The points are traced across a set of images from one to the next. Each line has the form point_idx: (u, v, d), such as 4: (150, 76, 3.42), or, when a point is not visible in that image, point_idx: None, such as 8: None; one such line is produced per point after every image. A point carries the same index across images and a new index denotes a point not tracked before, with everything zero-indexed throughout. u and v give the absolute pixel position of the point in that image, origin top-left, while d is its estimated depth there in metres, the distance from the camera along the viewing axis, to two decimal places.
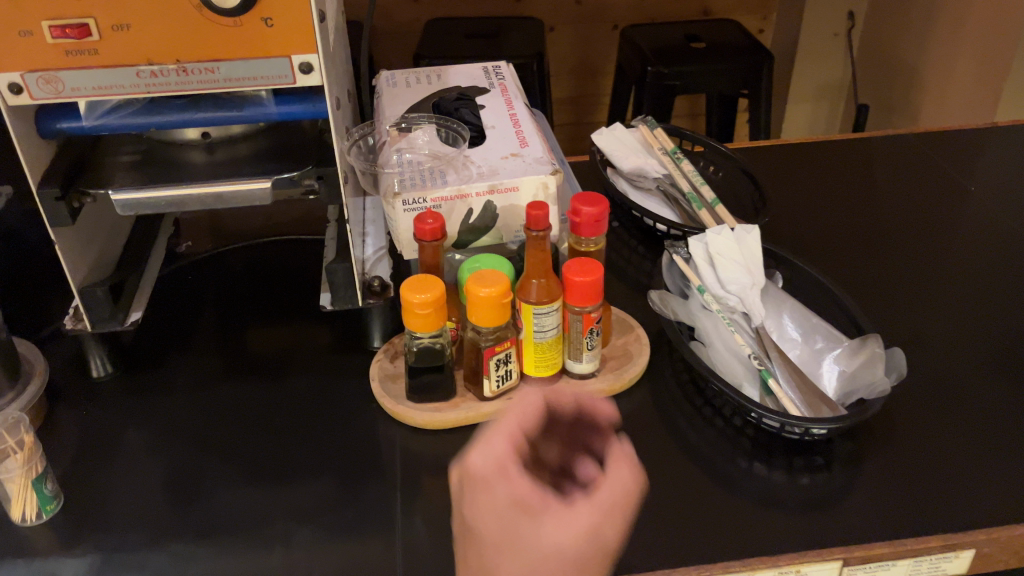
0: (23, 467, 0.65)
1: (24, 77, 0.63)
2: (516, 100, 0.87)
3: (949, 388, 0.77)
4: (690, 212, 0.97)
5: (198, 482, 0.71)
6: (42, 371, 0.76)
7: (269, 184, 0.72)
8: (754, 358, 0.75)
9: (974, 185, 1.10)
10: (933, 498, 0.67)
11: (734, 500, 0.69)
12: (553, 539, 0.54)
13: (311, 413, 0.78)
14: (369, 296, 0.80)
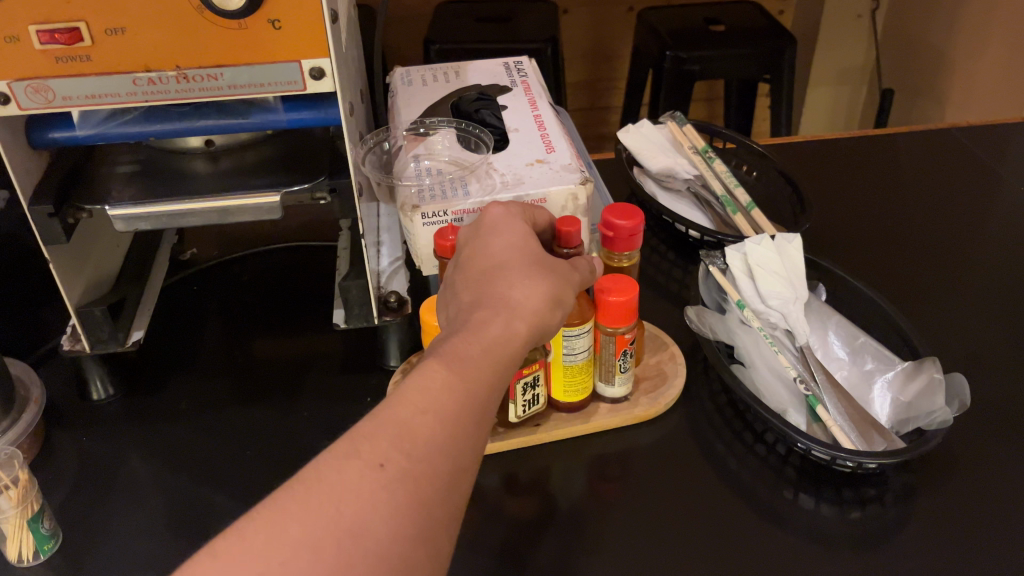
0: (18, 506, 0.60)
1: (11, 85, 0.58)
2: (540, 98, 0.82)
3: (1007, 413, 0.72)
4: (724, 216, 0.91)
5: (204, 518, 0.66)
6: (39, 397, 0.71)
7: (279, 198, 0.66)
8: (799, 382, 0.69)
9: (1020, 182, 1.04)
10: (995, 537, 0.62)
11: (779, 538, 0.64)
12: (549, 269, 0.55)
13: (324, 438, 0.73)
14: (386, 313, 0.75)
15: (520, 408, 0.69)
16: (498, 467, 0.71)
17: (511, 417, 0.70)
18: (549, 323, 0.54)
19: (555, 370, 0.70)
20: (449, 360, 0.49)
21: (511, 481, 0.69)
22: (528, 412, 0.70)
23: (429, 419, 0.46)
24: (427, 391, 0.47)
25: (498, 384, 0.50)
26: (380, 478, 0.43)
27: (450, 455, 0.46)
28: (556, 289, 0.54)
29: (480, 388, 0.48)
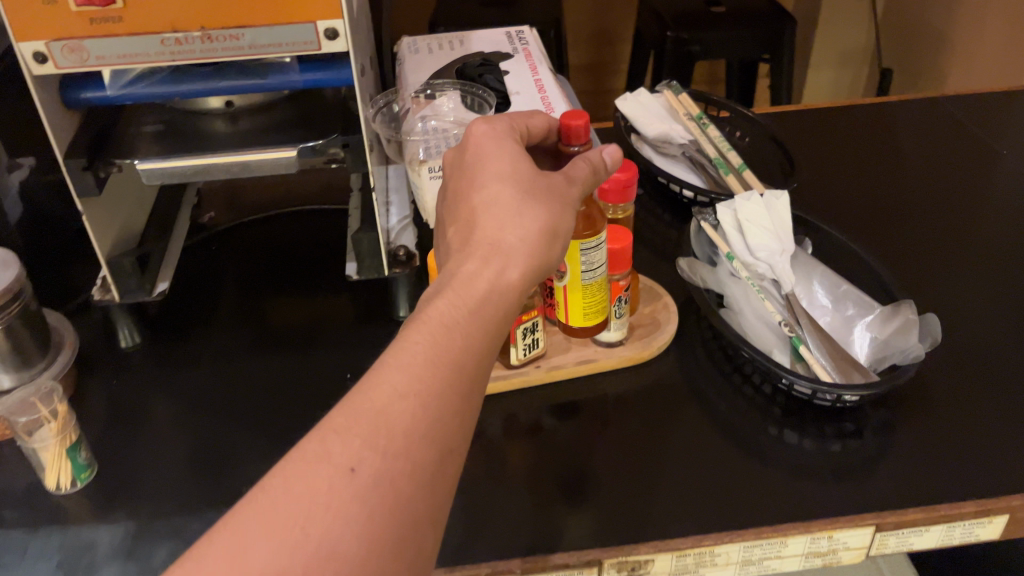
0: (58, 436, 0.65)
1: (49, 45, 0.63)
2: (540, 64, 0.86)
3: (983, 356, 0.76)
4: (717, 178, 0.95)
5: (227, 454, 0.71)
6: (72, 344, 0.76)
7: (295, 152, 0.71)
8: (784, 326, 0.74)
9: (1006, 147, 1.07)
10: (967, 465, 0.67)
11: (763, 468, 0.68)
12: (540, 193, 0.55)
13: (338, 383, 0.78)
14: (396, 266, 0.80)
15: (522, 351, 0.74)
16: (501, 409, 0.75)
17: (514, 360, 0.75)
18: (548, 255, 0.53)
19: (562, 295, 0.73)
20: (425, 341, 0.46)
21: (513, 422, 0.74)
22: (530, 354, 0.76)
23: (410, 404, 0.43)
24: (406, 375, 0.44)
25: (489, 349, 0.48)
26: (354, 483, 0.39)
27: (437, 442, 0.42)
28: (547, 214, 0.54)
29: (467, 366, 0.46)
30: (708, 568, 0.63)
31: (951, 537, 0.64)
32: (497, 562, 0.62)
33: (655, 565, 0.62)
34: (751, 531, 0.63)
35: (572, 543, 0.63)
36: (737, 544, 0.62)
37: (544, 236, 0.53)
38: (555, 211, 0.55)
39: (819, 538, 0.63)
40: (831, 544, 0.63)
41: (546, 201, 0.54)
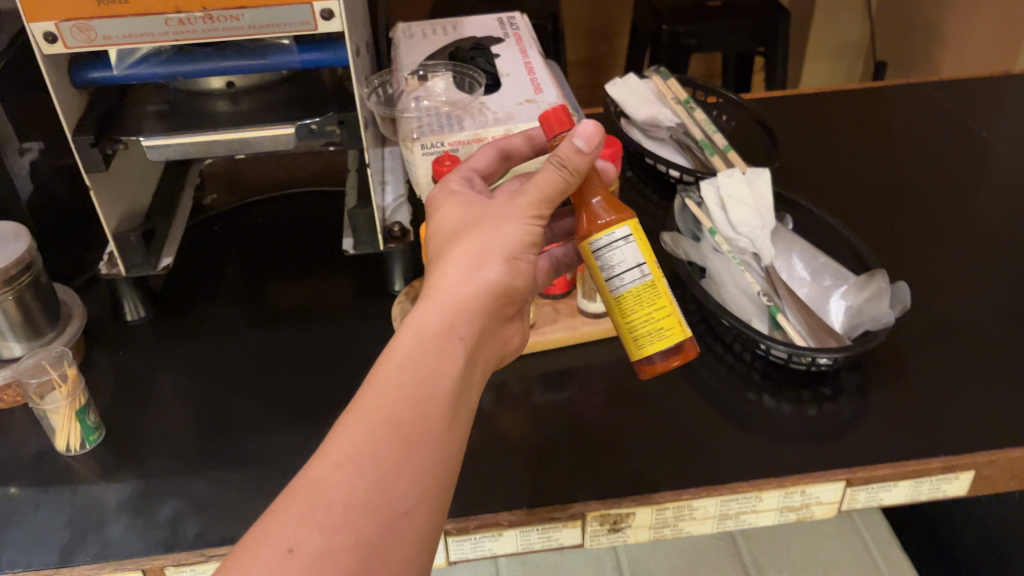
0: (69, 398, 0.68)
1: (58, 26, 0.66)
2: (530, 48, 0.89)
3: (954, 326, 0.79)
4: (703, 159, 0.98)
5: (229, 419, 0.75)
6: (82, 313, 0.80)
7: (294, 130, 0.75)
8: (763, 295, 0.77)
9: (986, 131, 1.10)
10: (936, 424, 0.70)
11: (742, 429, 0.72)
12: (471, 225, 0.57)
13: (336, 354, 0.81)
14: (391, 241, 0.83)
15: None
16: (491, 376, 0.78)
17: None
18: (485, 281, 0.54)
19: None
20: (369, 404, 0.47)
21: (502, 388, 0.77)
22: None
23: (346, 471, 0.45)
24: (344, 446, 0.46)
25: (435, 389, 0.49)
26: (293, 564, 0.42)
27: (383, 507, 0.45)
28: (474, 242, 0.55)
29: (407, 421, 0.47)
30: (687, 522, 0.67)
31: (919, 492, 0.68)
32: (485, 515, 0.65)
33: (636, 518, 0.65)
34: (728, 487, 0.66)
35: (557, 498, 0.66)
36: (714, 498, 0.65)
37: (494, 260, 0.55)
38: (484, 238, 0.55)
39: (793, 492, 0.66)
40: (804, 499, 0.66)
41: (499, 224, 0.56)
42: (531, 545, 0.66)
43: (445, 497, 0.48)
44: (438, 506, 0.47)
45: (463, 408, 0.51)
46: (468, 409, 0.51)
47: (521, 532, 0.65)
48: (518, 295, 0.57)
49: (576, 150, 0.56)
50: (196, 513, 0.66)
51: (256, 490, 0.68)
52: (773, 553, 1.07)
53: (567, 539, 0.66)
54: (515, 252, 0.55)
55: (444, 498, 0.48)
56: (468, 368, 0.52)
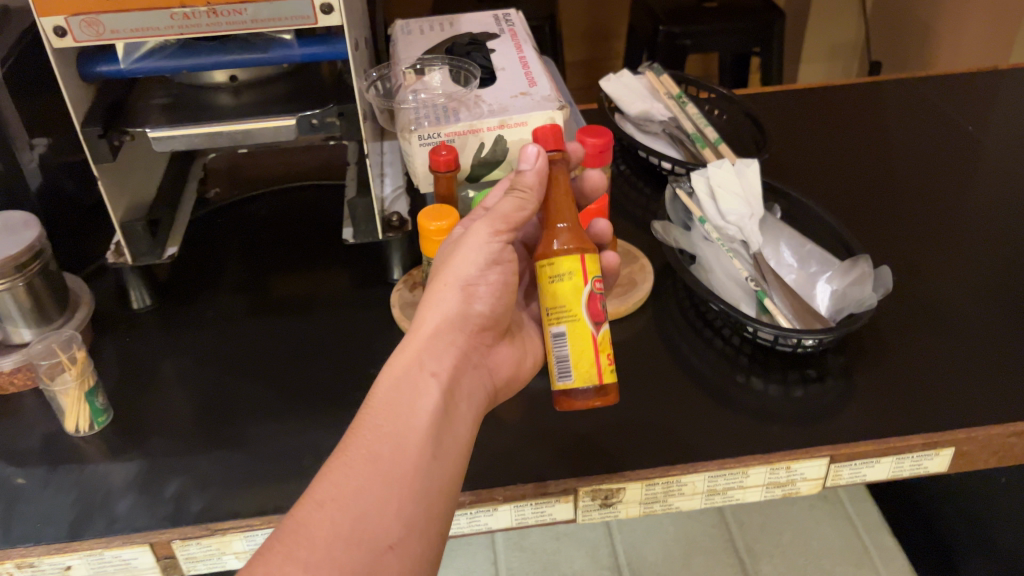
0: (77, 380, 0.71)
1: (68, 20, 0.68)
2: (525, 44, 0.92)
3: (937, 312, 0.82)
4: (695, 152, 1.01)
5: (232, 402, 0.77)
6: (89, 301, 0.82)
7: (295, 122, 0.77)
8: (751, 280, 0.79)
9: (973, 125, 1.13)
10: (918, 404, 0.72)
11: (730, 409, 0.74)
12: (444, 259, 0.66)
13: (335, 340, 0.84)
14: (389, 231, 0.86)
15: None
16: None
17: None
18: (445, 315, 0.62)
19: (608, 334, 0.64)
20: (350, 450, 0.54)
21: None
22: None
23: (327, 511, 0.51)
24: (329, 487, 0.52)
25: (408, 431, 0.56)
26: None
27: (368, 539, 0.50)
28: (440, 274, 0.64)
29: (383, 463, 0.54)
30: (676, 498, 0.69)
31: (901, 468, 0.70)
32: (480, 490, 0.67)
33: (626, 494, 0.68)
34: (715, 463, 0.68)
35: (550, 475, 0.68)
36: (702, 474, 0.67)
37: (456, 288, 0.63)
38: (448, 269, 0.64)
39: (778, 468, 0.68)
40: (789, 475, 0.69)
41: (454, 258, 0.65)
42: (525, 520, 0.69)
43: (433, 526, 0.54)
44: (425, 532, 0.53)
45: (445, 440, 0.57)
46: (450, 440, 0.58)
47: (515, 507, 0.67)
48: (487, 319, 0.65)
49: (520, 173, 0.66)
50: (201, 490, 0.68)
51: (258, 469, 0.70)
52: (765, 538, 1.10)
53: (559, 514, 0.69)
54: (469, 278, 0.64)
55: (432, 527, 0.54)
56: (446, 398, 0.59)
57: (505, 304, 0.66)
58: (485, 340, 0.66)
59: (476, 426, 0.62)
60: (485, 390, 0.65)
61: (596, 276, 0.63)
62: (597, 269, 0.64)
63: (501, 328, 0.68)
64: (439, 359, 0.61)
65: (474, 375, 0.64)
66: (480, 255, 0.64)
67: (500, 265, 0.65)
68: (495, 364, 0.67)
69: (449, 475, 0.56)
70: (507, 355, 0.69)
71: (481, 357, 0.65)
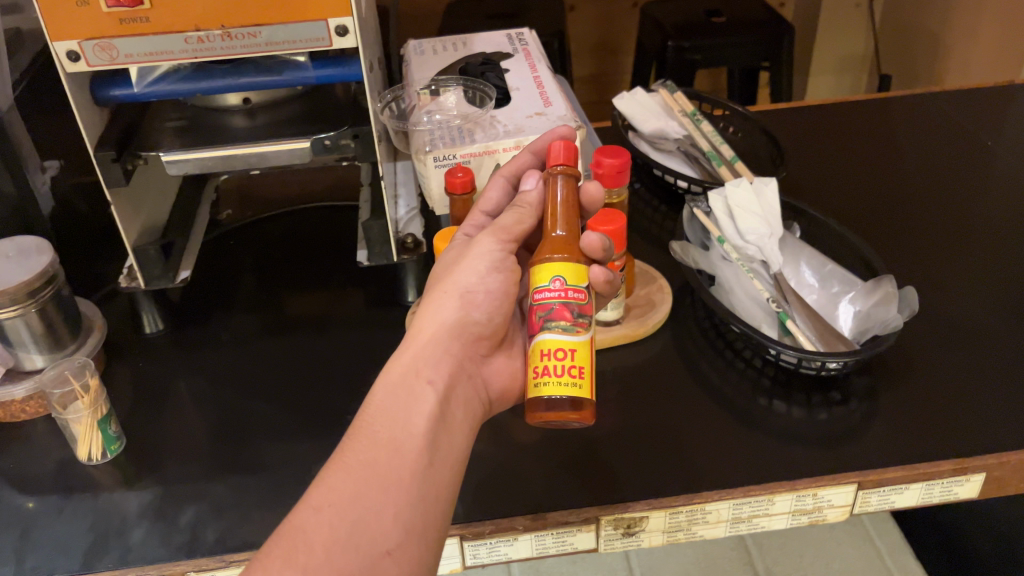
0: (90, 408, 0.70)
1: (81, 44, 0.68)
2: (539, 63, 0.91)
3: (963, 333, 0.80)
4: (711, 170, 0.99)
5: (245, 428, 0.76)
6: (101, 325, 0.82)
7: (309, 144, 0.76)
8: (772, 301, 0.78)
9: (992, 140, 1.11)
10: (946, 427, 0.71)
11: (753, 433, 0.72)
12: (444, 272, 0.66)
13: (350, 363, 0.82)
14: (403, 253, 0.85)
15: None
16: None
17: None
18: (437, 319, 0.62)
19: (548, 347, 0.58)
20: (347, 457, 0.54)
21: None
22: None
23: (323, 514, 0.51)
24: (324, 494, 0.52)
25: (408, 439, 0.55)
26: None
27: (365, 544, 0.50)
28: (438, 285, 0.64)
29: (381, 469, 0.53)
30: (700, 526, 0.67)
31: (931, 494, 0.68)
32: (501, 519, 0.65)
33: (649, 522, 0.66)
34: (739, 490, 0.66)
35: (572, 502, 0.67)
36: (726, 502, 0.66)
37: (454, 297, 0.63)
38: (447, 279, 0.64)
39: (804, 495, 0.67)
40: (816, 502, 0.67)
41: (456, 266, 0.65)
42: (545, 550, 0.67)
43: (433, 532, 0.53)
44: (427, 538, 0.53)
45: (441, 447, 0.56)
46: (450, 448, 0.57)
47: (535, 537, 0.66)
48: (486, 328, 0.64)
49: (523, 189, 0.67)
50: (215, 517, 0.67)
51: (274, 495, 0.69)
52: (784, 560, 1.08)
53: (581, 543, 0.67)
54: (471, 286, 0.64)
55: (431, 531, 0.53)
56: (442, 402, 0.58)
57: (504, 313, 0.65)
58: (483, 350, 0.65)
59: (473, 435, 0.61)
60: (480, 401, 0.63)
61: (538, 287, 0.59)
62: (543, 280, 0.59)
63: (499, 340, 0.67)
64: (436, 362, 0.60)
65: (471, 385, 0.62)
66: (483, 264, 0.64)
67: (503, 274, 0.65)
68: (493, 375, 0.66)
69: (446, 480, 0.55)
70: (504, 367, 0.67)
71: (478, 367, 0.64)
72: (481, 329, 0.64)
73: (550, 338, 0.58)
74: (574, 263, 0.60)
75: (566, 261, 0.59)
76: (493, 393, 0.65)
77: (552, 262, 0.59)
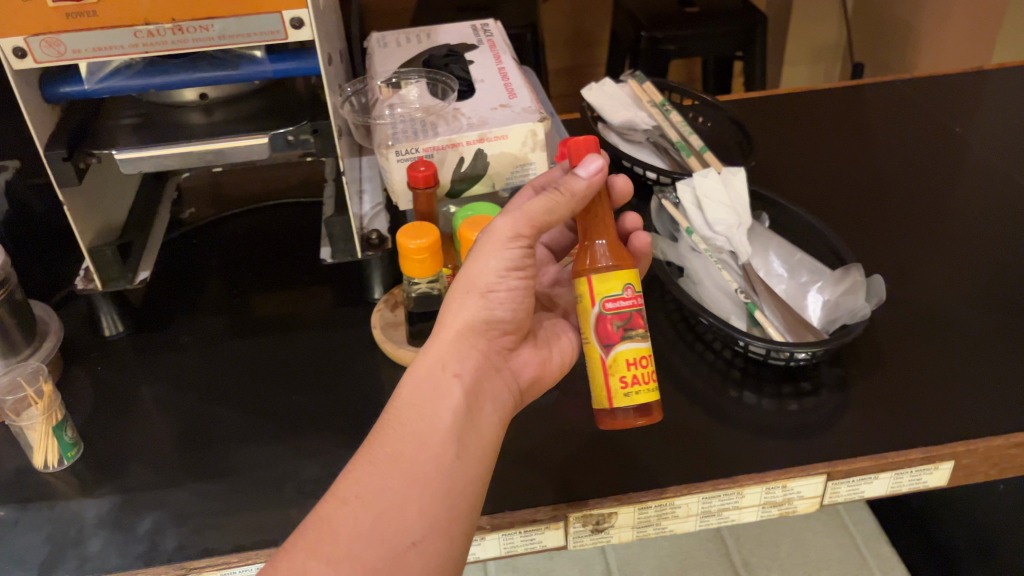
0: (44, 415, 0.68)
1: (28, 41, 0.66)
2: (503, 54, 0.90)
3: (933, 320, 0.80)
4: (680, 161, 0.99)
5: (208, 431, 0.74)
6: (57, 330, 0.80)
7: (268, 139, 0.75)
8: (740, 293, 0.77)
9: (960, 127, 1.11)
10: (915, 415, 0.70)
11: (723, 425, 0.71)
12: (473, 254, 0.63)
13: (316, 363, 0.81)
14: (368, 249, 0.83)
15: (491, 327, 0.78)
16: None
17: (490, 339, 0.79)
18: (461, 317, 0.61)
19: (626, 356, 0.60)
20: (373, 449, 0.54)
21: None
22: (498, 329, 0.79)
23: (350, 507, 0.51)
24: (352, 486, 0.52)
25: (436, 429, 0.55)
26: None
27: (392, 537, 0.50)
28: (465, 271, 0.62)
29: (412, 459, 0.53)
30: (670, 521, 0.67)
31: (900, 483, 0.68)
32: None
33: (618, 518, 0.65)
34: (709, 484, 0.66)
35: (539, 499, 0.66)
36: (696, 496, 0.65)
37: (478, 293, 0.61)
38: (472, 267, 0.62)
39: (774, 487, 0.66)
40: (786, 494, 0.67)
41: (476, 260, 0.62)
42: (514, 548, 0.66)
43: (457, 525, 0.53)
44: (451, 530, 0.52)
45: (467, 439, 0.56)
46: (476, 437, 0.57)
47: (504, 535, 0.65)
48: (508, 324, 0.62)
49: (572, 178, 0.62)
50: (177, 524, 0.66)
51: (236, 499, 0.67)
52: (761, 551, 1.08)
53: (549, 541, 0.66)
54: (490, 285, 0.61)
55: (456, 525, 0.53)
56: (471, 398, 0.58)
57: (526, 307, 0.63)
58: (507, 344, 0.64)
59: (503, 428, 0.60)
60: (509, 395, 0.63)
61: (609, 297, 0.60)
62: (615, 289, 0.60)
63: (522, 330, 0.65)
64: (461, 361, 0.59)
65: (499, 379, 0.62)
66: (502, 261, 0.61)
67: (523, 271, 0.62)
68: (519, 368, 0.65)
69: (474, 471, 0.55)
70: (531, 358, 0.66)
71: (505, 360, 0.64)
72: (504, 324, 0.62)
73: (630, 348, 0.60)
74: (635, 271, 0.62)
75: (632, 267, 0.62)
76: (522, 383, 0.65)
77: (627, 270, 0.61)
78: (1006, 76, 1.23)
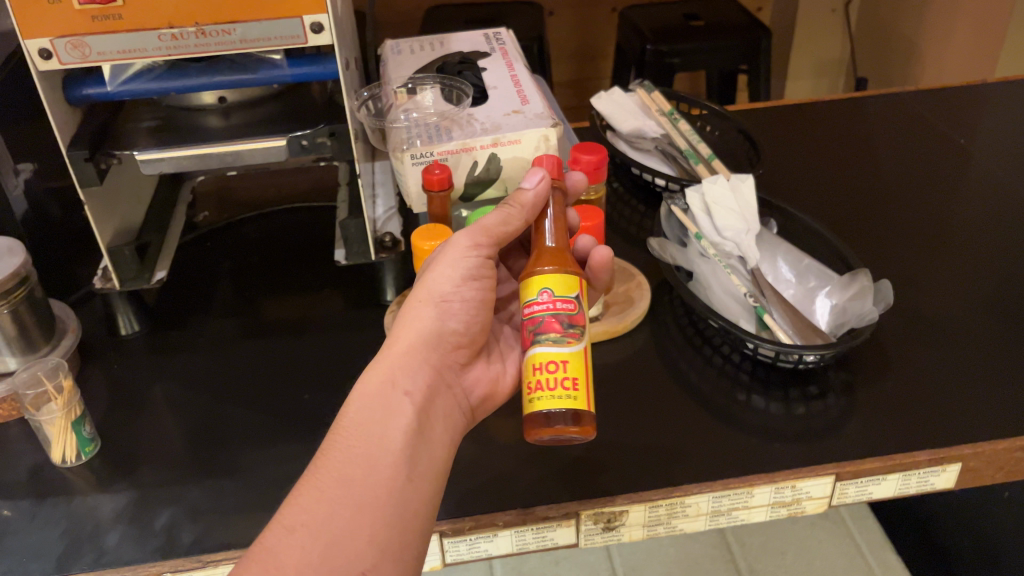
0: (63, 410, 0.69)
1: (53, 42, 0.67)
2: (516, 62, 0.91)
3: (940, 327, 0.81)
4: (688, 168, 1.00)
5: (221, 430, 0.75)
6: (75, 328, 0.81)
7: (285, 143, 0.76)
8: (749, 296, 0.78)
9: (965, 138, 1.12)
10: (922, 419, 0.71)
11: (731, 427, 0.72)
12: (426, 270, 0.65)
13: (329, 363, 0.82)
14: (381, 251, 0.85)
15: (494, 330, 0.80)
16: None
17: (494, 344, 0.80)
18: (415, 330, 0.62)
19: (535, 362, 0.58)
20: (321, 473, 0.54)
21: None
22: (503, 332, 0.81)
23: (301, 534, 0.51)
24: (297, 513, 0.52)
25: (379, 456, 0.55)
26: None
27: (340, 566, 0.50)
28: (417, 287, 0.64)
29: (358, 484, 0.54)
30: (680, 520, 0.67)
31: (907, 485, 0.69)
32: (480, 516, 0.65)
33: (629, 517, 0.66)
34: (718, 484, 0.67)
35: (552, 497, 0.67)
36: (706, 495, 0.66)
37: (431, 306, 0.63)
38: (426, 283, 0.64)
39: (783, 487, 0.67)
40: (795, 494, 0.67)
41: (432, 272, 0.64)
42: (526, 546, 0.67)
43: (409, 551, 0.54)
44: (402, 556, 0.53)
45: (418, 461, 0.57)
46: (428, 460, 0.57)
47: (516, 532, 0.66)
48: (463, 337, 0.64)
49: (521, 190, 0.66)
50: (190, 520, 0.66)
51: (252, 497, 0.68)
52: (767, 558, 1.08)
53: (560, 539, 0.67)
54: (445, 295, 0.63)
55: (409, 550, 0.54)
56: (419, 414, 0.59)
57: (481, 320, 0.65)
58: (460, 359, 0.65)
59: (453, 446, 0.61)
60: (459, 411, 0.64)
61: (527, 302, 0.60)
62: (532, 294, 0.60)
63: (477, 346, 0.67)
64: (411, 374, 0.60)
65: (450, 395, 0.63)
66: (456, 270, 0.64)
67: (479, 281, 0.65)
68: (470, 384, 0.66)
69: (425, 494, 0.56)
70: (482, 375, 0.68)
71: (457, 375, 0.65)
72: (455, 338, 0.64)
73: (539, 353, 0.58)
74: (563, 276, 0.60)
75: (555, 271, 0.60)
76: (472, 400, 0.66)
77: (546, 274, 0.60)
78: (1010, 89, 1.24)
